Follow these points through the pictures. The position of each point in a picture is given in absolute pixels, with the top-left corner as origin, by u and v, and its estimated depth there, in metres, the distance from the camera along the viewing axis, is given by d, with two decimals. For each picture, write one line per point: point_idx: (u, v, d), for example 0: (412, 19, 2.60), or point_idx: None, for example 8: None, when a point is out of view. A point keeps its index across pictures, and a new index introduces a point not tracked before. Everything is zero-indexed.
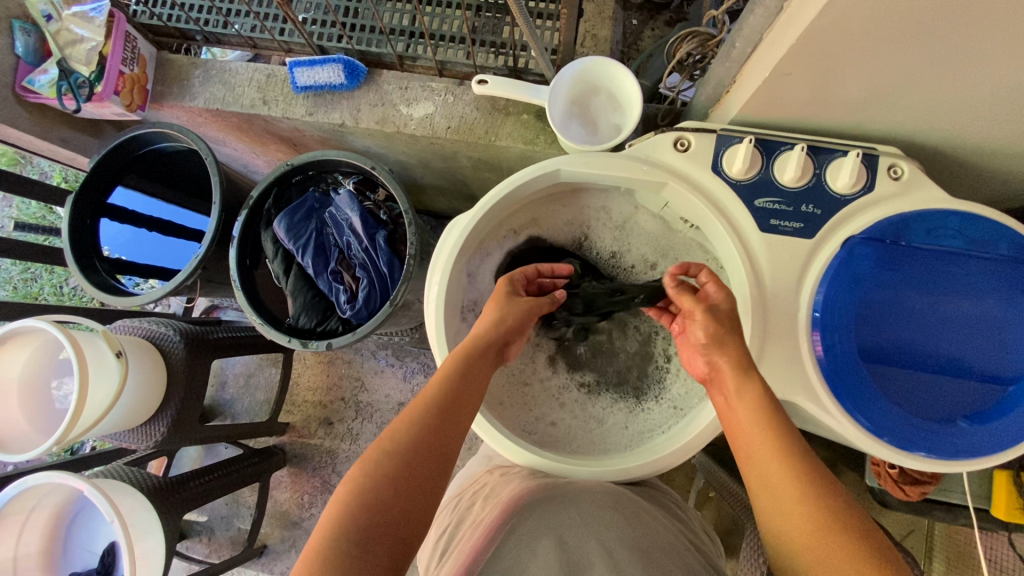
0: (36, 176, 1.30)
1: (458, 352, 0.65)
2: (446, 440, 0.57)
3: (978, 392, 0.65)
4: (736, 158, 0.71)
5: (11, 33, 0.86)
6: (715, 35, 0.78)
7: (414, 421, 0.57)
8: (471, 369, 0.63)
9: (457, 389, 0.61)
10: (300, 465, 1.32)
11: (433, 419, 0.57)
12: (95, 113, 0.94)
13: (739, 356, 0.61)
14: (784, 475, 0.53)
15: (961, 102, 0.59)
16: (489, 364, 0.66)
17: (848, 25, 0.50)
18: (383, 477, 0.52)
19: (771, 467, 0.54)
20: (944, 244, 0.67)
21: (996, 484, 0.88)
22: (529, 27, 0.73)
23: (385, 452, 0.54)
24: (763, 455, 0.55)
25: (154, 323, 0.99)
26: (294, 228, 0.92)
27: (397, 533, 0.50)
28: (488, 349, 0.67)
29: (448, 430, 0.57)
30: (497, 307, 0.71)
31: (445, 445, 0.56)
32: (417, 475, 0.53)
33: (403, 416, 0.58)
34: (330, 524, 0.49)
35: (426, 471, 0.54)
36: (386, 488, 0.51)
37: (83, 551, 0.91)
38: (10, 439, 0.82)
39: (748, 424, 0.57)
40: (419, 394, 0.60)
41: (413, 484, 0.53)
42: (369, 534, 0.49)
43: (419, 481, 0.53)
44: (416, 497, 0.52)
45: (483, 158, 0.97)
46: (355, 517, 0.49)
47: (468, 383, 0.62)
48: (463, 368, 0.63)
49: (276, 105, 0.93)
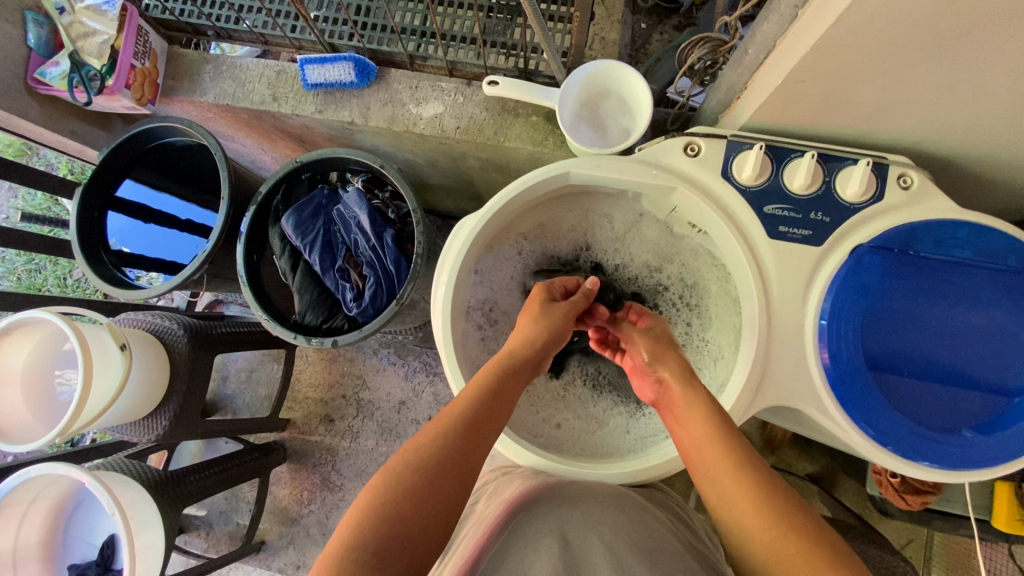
0: (42, 167, 1.31)
1: (488, 369, 0.66)
2: (472, 457, 0.57)
3: (984, 403, 0.65)
4: (747, 164, 0.71)
5: (24, 25, 0.86)
6: (727, 41, 0.78)
7: (439, 436, 0.57)
8: (503, 388, 0.64)
9: (489, 406, 0.62)
10: (300, 461, 1.32)
11: (460, 435, 0.58)
12: (105, 105, 0.95)
13: (681, 369, 0.67)
14: (735, 478, 0.56)
15: (973, 114, 0.60)
16: (522, 381, 0.67)
17: (862, 35, 0.50)
18: (405, 491, 0.53)
19: (721, 473, 0.56)
20: (952, 254, 0.67)
21: (997, 494, 0.89)
22: (543, 31, 0.73)
23: (408, 465, 0.55)
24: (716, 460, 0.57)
25: (157, 317, 0.99)
26: (301, 225, 0.93)
27: (417, 545, 0.51)
28: (523, 366, 0.67)
29: (475, 448, 0.58)
30: (531, 319, 0.72)
31: (471, 461, 0.57)
32: (438, 489, 0.54)
33: (425, 431, 0.58)
34: (348, 534, 0.50)
35: (450, 486, 0.54)
36: (405, 501, 0.52)
37: (81, 543, 0.91)
38: (12, 428, 0.82)
39: (700, 433, 0.60)
40: (445, 410, 0.61)
41: (436, 499, 0.53)
42: (390, 547, 0.49)
43: (440, 494, 0.54)
44: (437, 510, 0.53)
45: (491, 159, 0.98)
46: (377, 529, 0.50)
47: (500, 401, 0.63)
48: (495, 386, 0.64)
49: (286, 101, 0.94)
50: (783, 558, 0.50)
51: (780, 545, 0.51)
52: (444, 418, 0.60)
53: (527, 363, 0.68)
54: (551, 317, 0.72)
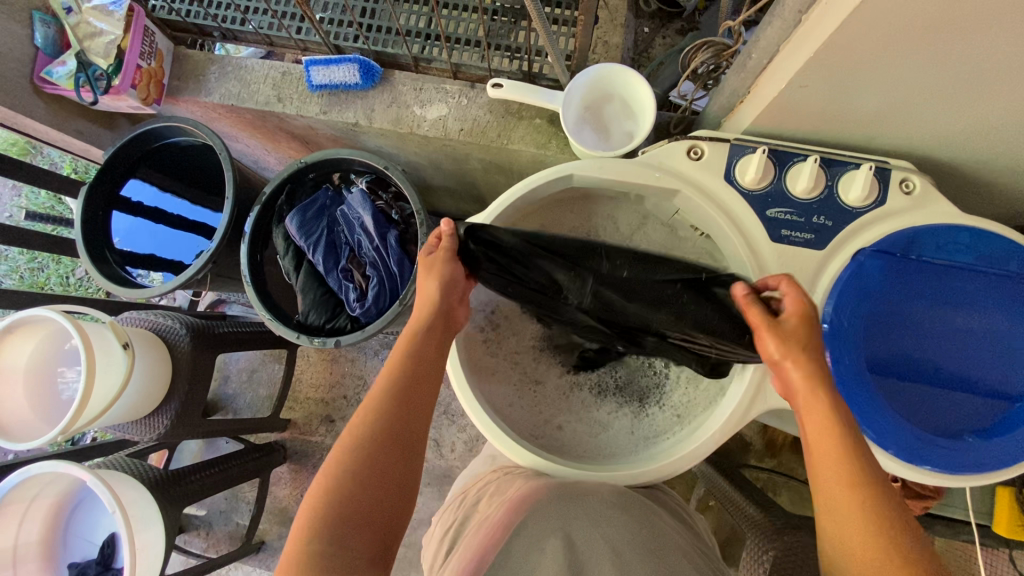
0: (46, 166, 1.32)
1: (405, 334, 0.63)
2: (411, 427, 0.57)
3: (986, 408, 0.66)
4: (750, 167, 0.71)
5: (32, 24, 0.87)
6: (731, 45, 0.78)
7: (369, 415, 0.56)
8: (425, 350, 0.62)
9: (412, 372, 0.60)
10: (301, 462, 1.32)
11: (393, 408, 0.57)
12: (111, 105, 0.95)
13: (817, 368, 0.56)
14: (850, 496, 0.51)
15: (974, 119, 0.60)
16: (442, 335, 0.65)
17: (866, 39, 0.50)
18: (347, 476, 0.53)
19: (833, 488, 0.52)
20: (954, 259, 0.67)
21: (998, 499, 0.89)
22: (548, 34, 0.74)
23: (348, 452, 0.54)
24: (829, 474, 0.53)
25: (160, 315, 0.99)
26: (305, 225, 0.93)
27: (371, 525, 0.52)
28: (440, 321, 0.65)
29: (411, 417, 0.57)
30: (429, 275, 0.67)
31: (409, 431, 0.57)
32: (382, 466, 0.54)
33: (358, 414, 0.57)
34: (300, 531, 0.50)
35: (394, 461, 0.55)
36: (352, 487, 0.52)
37: (81, 541, 0.91)
38: (13, 425, 0.82)
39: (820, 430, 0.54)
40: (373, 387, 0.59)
41: (385, 476, 0.54)
42: (343, 535, 0.50)
43: (386, 471, 0.54)
44: (386, 488, 0.53)
45: (494, 161, 0.98)
46: (327, 520, 0.50)
47: (422, 365, 0.61)
48: (417, 349, 0.62)
49: (291, 102, 0.94)
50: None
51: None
52: (372, 396, 0.58)
53: (442, 316, 0.66)
54: (435, 267, 0.67)
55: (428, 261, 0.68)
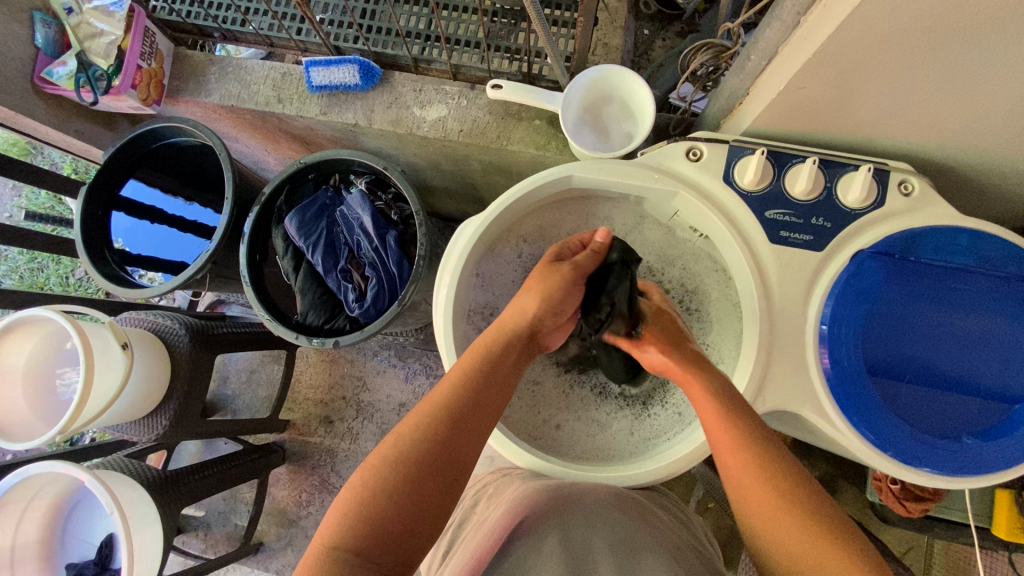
0: (46, 166, 1.32)
1: (476, 354, 0.63)
2: (461, 450, 0.56)
3: (985, 410, 0.66)
4: (748, 169, 0.71)
5: (33, 24, 0.87)
6: (730, 47, 0.79)
7: (422, 429, 0.55)
8: (491, 374, 0.62)
9: (474, 394, 0.59)
10: (299, 463, 1.32)
11: (445, 426, 0.56)
12: (111, 106, 0.95)
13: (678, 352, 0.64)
14: (741, 461, 0.55)
15: (972, 121, 0.60)
16: (512, 361, 0.64)
17: (864, 41, 0.50)
18: (385, 489, 0.52)
19: (725, 456, 0.56)
20: (953, 261, 0.67)
21: (997, 502, 0.89)
22: (547, 35, 0.74)
23: (393, 460, 0.53)
24: (723, 445, 0.57)
25: (160, 316, 0.99)
26: (305, 225, 0.93)
27: (400, 545, 0.51)
28: (512, 347, 0.65)
29: (463, 440, 0.56)
30: (533, 290, 0.68)
31: (458, 455, 0.55)
32: (424, 485, 0.53)
33: (411, 422, 0.56)
34: (328, 534, 0.50)
35: (437, 481, 0.53)
36: (388, 498, 0.51)
37: (80, 541, 0.91)
38: (13, 425, 0.82)
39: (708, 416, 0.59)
40: (429, 398, 0.59)
41: (425, 494, 0.52)
42: (371, 547, 0.49)
43: (427, 490, 0.53)
44: (423, 507, 0.52)
45: (494, 162, 0.98)
46: (358, 527, 0.50)
47: (484, 388, 0.60)
48: (485, 372, 0.61)
49: (291, 103, 0.94)
50: (786, 538, 0.51)
51: (786, 531, 0.51)
52: (428, 408, 0.57)
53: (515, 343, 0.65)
54: (552, 279, 0.67)
55: (532, 281, 0.69)
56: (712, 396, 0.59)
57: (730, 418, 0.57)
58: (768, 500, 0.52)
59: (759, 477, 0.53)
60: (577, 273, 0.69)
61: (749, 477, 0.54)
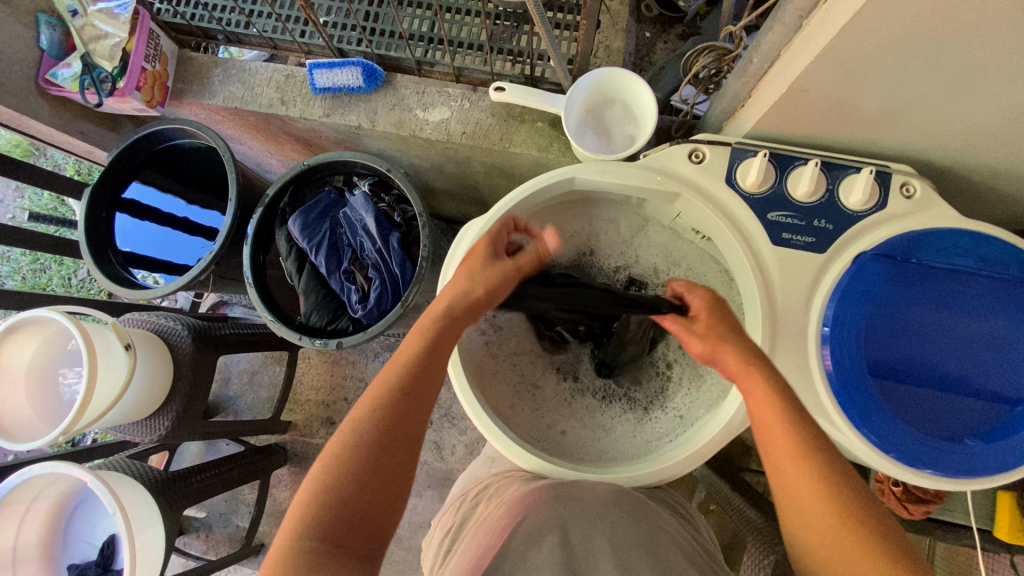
0: (49, 167, 1.33)
1: (420, 328, 0.62)
2: (412, 425, 0.57)
3: (987, 412, 0.66)
4: (751, 171, 0.71)
5: (37, 27, 0.87)
6: (732, 50, 0.79)
7: (374, 411, 0.56)
8: (436, 348, 0.61)
9: (421, 370, 0.59)
10: (301, 464, 1.32)
11: (396, 406, 0.56)
12: (116, 108, 0.96)
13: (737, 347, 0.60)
14: (794, 458, 0.53)
15: (973, 124, 0.60)
16: (457, 332, 0.63)
17: (867, 44, 0.51)
18: (345, 474, 0.52)
19: (780, 459, 0.54)
20: (956, 263, 0.68)
21: (999, 504, 0.89)
22: (550, 38, 0.74)
23: (348, 446, 0.53)
24: (776, 440, 0.55)
25: (164, 318, 0.99)
26: (308, 227, 0.93)
27: (364, 526, 0.51)
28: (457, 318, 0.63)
29: (413, 414, 0.57)
30: (472, 268, 0.65)
31: (410, 431, 0.56)
32: (380, 464, 0.53)
33: (361, 407, 0.56)
34: (294, 526, 0.49)
35: (392, 459, 0.54)
36: (347, 483, 0.52)
37: (81, 542, 0.91)
38: (16, 427, 0.82)
39: (767, 417, 0.56)
40: (378, 380, 0.58)
41: (381, 473, 0.53)
42: (335, 532, 0.50)
43: (384, 469, 0.53)
44: (382, 486, 0.53)
45: (496, 164, 0.98)
46: (320, 516, 0.50)
47: (433, 362, 0.60)
48: (428, 346, 0.60)
49: (295, 105, 0.94)
50: (831, 538, 0.51)
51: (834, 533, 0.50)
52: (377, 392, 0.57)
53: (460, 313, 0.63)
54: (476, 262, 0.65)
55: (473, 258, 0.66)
56: (765, 388, 0.57)
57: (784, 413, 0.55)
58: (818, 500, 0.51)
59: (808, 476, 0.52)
60: (524, 266, 0.68)
61: (801, 476, 0.53)
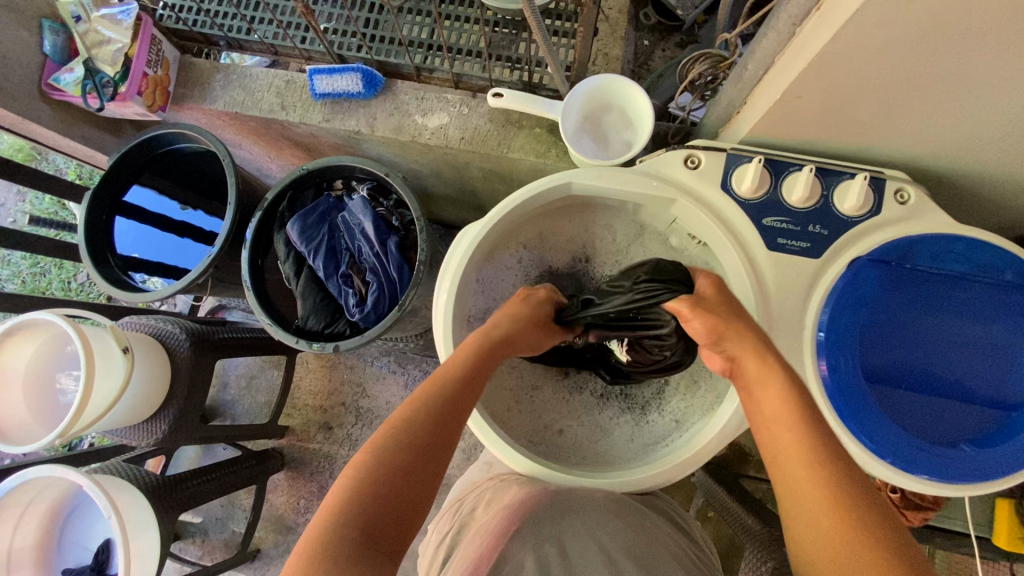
0: (51, 171, 1.34)
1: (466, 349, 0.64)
2: (453, 427, 0.56)
3: (982, 417, 0.66)
4: (746, 177, 0.72)
5: (41, 32, 0.88)
6: (728, 57, 0.79)
7: (420, 411, 0.55)
8: (479, 366, 0.62)
9: (464, 382, 0.60)
10: (298, 469, 1.32)
11: (440, 408, 0.56)
12: (117, 112, 0.96)
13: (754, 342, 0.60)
14: (806, 469, 0.49)
15: (966, 130, 0.61)
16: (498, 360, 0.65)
17: (856, 53, 0.52)
18: (387, 466, 0.50)
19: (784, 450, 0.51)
20: (950, 268, 0.68)
21: (997, 512, 0.89)
22: (547, 45, 0.75)
23: (392, 440, 0.52)
24: (783, 440, 0.52)
25: (160, 321, 0.99)
26: (307, 231, 0.94)
27: (401, 522, 0.49)
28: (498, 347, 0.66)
29: (457, 419, 0.57)
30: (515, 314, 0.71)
31: (451, 437, 0.55)
32: (422, 462, 0.52)
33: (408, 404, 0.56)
34: (331, 512, 0.47)
35: (434, 458, 0.53)
36: (390, 477, 0.50)
37: (77, 547, 0.91)
38: (12, 430, 0.82)
39: (774, 407, 0.54)
40: (426, 386, 0.59)
41: (422, 473, 0.51)
42: (374, 524, 0.47)
43: (426, 467, 0.52)
44: (422, 483, 0.51)
45: (494, 169, 0.99)
46: (358, 507, 0.47)
47: (478, 380, 0.62)
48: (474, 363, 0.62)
49: (294, 110, 0.95)
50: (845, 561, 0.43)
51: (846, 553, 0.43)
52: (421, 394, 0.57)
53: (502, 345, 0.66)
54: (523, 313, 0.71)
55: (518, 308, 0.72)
56: (778, 383, 0.56)
57: (802, 421, 0.52)
58: (837, 518, 0.45)
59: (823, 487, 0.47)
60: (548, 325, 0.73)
61: (807, 475, 0.48)
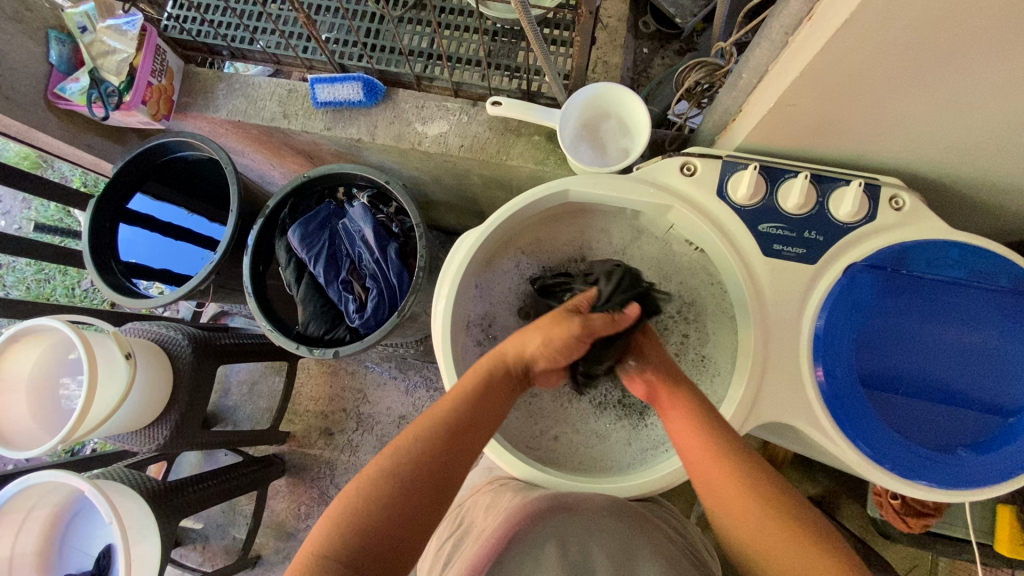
0: (57, 179, 1.36)
1: (474, 374, 0.61)
2: (452, 466, 0.55)
3: (978, 423, 0.66)
4: (741, 184, 0.72)
5: (47, 42, 0.90)
6: (724, 65, 0.81)
7: (416, 446, 0.54)
8: (486, 398, 0.60)
9: (469, 417, 0.58)
10: (300, 474, 1.32)
11: (440, 443, 0.55)
12: (121, 121, 0.98)
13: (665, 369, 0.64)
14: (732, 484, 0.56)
15: (957, 137, 0.62)
16: (509, 391, 0.62)
17: (846, 62, 0.53)
18: (375, 503, 0.51)
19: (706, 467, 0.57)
20: (944, 274, 0.68)
21: (998, 518, 0.89)
22: (545, 55, 0.76)
23: (383, 474, 0.52)
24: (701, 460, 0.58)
25: (165, 327, 1.00)
26: (307, 237, 0.94)
27: (390, 558, 0.50)
28: (512, 377, 0.62)
29: (455, 457, 0.55)
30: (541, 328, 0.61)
31: (447, 477, 0.54)
32: (415, 500, 0.52)
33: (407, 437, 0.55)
34: (321, 543, 0.49)
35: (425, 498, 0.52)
36: (378, 512, 0.50)
37: (78, 553, 0.91)
38: (15, 435, 0.83)
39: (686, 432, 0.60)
40: (427, 415, 0.57)
41: (411, 510, 0.52)
42: (362, 557, 0.49)
43: (417, 506, 0.52)
44: (413, 522, 0.52)
45: (494, 176, 1.00)
46: (346, 540, 0.49)
47: (482, 415, 0.59)
48: (479, 394, 0.59)
49: (296, 118, 0.96)
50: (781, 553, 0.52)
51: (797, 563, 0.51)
52: (422, 424, 0.56)
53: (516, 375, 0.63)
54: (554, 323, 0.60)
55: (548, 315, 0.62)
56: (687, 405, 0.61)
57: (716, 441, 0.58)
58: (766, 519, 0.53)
59: (752, 500, 0.54)
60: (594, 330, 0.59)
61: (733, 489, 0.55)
